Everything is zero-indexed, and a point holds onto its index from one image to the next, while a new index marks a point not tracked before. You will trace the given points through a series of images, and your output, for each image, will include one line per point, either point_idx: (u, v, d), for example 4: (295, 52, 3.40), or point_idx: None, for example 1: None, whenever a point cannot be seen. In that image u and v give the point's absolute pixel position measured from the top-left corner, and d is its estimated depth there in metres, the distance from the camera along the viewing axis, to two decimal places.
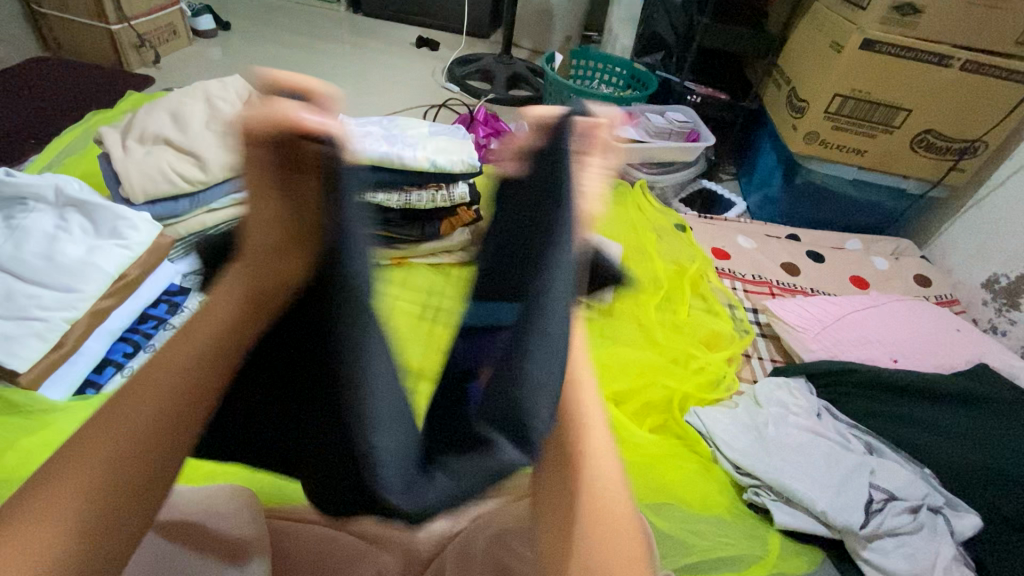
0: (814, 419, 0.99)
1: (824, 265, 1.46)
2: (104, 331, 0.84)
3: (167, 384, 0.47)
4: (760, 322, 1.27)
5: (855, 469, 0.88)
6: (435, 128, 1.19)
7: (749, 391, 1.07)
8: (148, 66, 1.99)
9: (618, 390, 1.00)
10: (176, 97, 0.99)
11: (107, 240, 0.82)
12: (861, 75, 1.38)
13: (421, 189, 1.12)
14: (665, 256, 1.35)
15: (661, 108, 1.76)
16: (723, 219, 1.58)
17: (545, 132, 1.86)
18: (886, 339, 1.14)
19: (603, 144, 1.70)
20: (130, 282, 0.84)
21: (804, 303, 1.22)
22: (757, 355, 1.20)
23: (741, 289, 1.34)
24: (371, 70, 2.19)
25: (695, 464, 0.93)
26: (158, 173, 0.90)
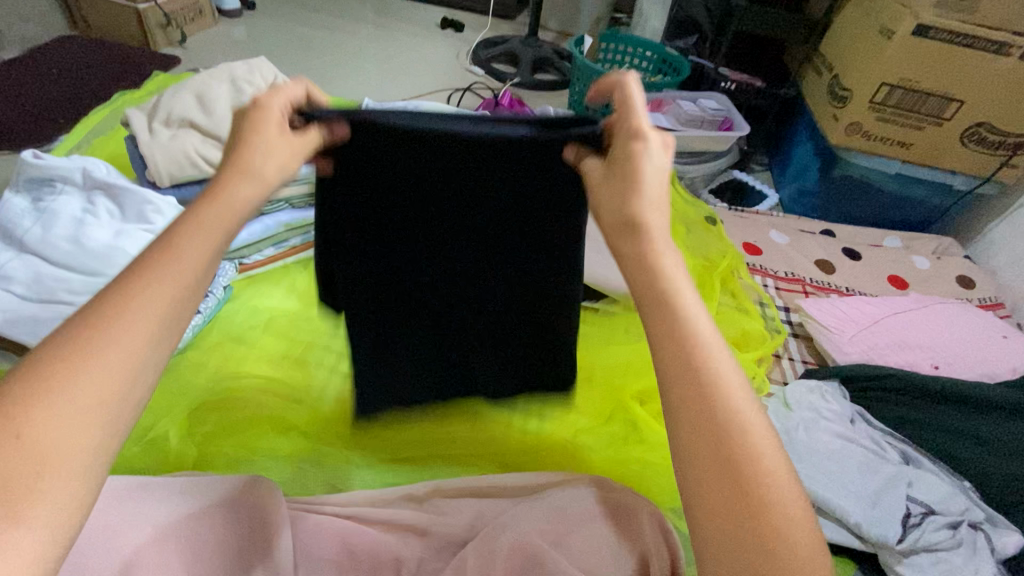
0: (846, 426, 0.96)
1: (859, 263, 1.40)
2: None
3: (114, 342, 0.37)
4: (791, 321, 1.22)
5: (890, 480, 0.85)
6: (461, 113, 1.14)
7: (778, 392, 1.04)
8: (174, 45, 1.98)
9: (642, 389, 0.98)
10: (201, 80, 0.98)
11: (133, 224, 0.81)
12: (911, 62, 1.30)
13: None
14: (694, 249, 1.31)
15: (692, 95, 1.70)
16: (754, 212, 1.53)
17: (571, 118, 1.82)
18: (926, 343, 1.09)
19: (632, 132, 1.66)
20: None
21: (839, 303, 1.17)
22: (788, 356, 1.15)
23: (773, 286, 1.30)
24: (396, 51, 2.16)
25: None
26: (181, 155, 0.88)
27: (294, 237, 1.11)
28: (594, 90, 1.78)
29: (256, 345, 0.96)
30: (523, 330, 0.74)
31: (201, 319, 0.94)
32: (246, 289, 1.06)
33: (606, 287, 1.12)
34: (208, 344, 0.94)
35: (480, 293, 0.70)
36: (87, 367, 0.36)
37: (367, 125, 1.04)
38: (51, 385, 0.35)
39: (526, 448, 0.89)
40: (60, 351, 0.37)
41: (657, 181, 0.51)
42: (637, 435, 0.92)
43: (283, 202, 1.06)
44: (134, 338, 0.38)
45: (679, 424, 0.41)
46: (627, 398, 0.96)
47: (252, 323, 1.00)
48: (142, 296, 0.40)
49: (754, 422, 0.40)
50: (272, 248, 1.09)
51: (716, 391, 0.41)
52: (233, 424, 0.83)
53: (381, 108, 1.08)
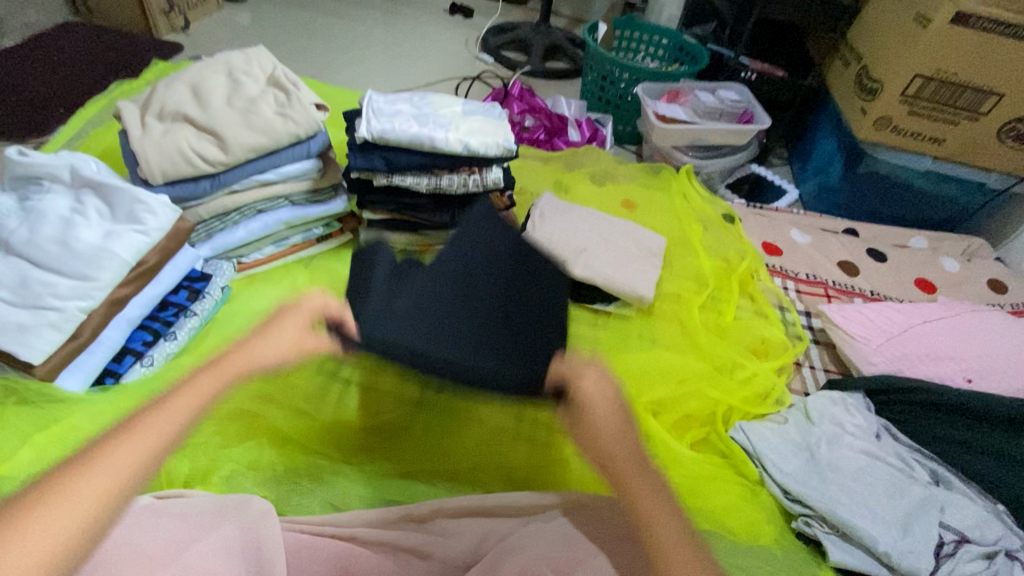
0: (872, 441, 0.91)
1: (885, 265, 1.34)
2: (123, 320, 0.80)
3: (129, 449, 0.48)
4: (812, 327, 1.17)
5: (921, 505, 0.80)
6: (469, 105, 1.08)
7: (800, 403, 0.99)
8: (176, 31, 1.93)
9: (655, 398, 0.93)
10: (197, 71, 0.94)
11: (124, 224, 0.78)
12: (947, 53, 1.23)
13: (453, 173, 1.04)
14: (710, 250, 1.26)
15: (710, 86, 1.63)
16: (773, 210, 1.46)
17: (584, 108, 1.75)
18: (957, 354, 1.03)
19: (647, 124, 1.59)
20: (148, 269, 0.81)
21: (866, 309, 1.11)
22: (809, 363, 1.10)
23: (793, 289, 1.24)
24: (403, 37, 2.10)
25: (745, 489, 0.85)
26: (175, 152, 0.84)
27: (296, 235, 1.07)
28: (608, 79, 1.71)
29: None
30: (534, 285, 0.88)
31: (198, 322, 0.90)
32: (245, 289, 1.02)
33: (618, 291, 1.08)
34: (204, 348, 0.91)
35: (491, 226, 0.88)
36: (73, 486, 0.45)
37: (370, 118, 0.97)
38: (78, 475, 0.46)
39: (547, 466, 0.84)
40: (91, 452, 0.48)
41: (611, 423, 0.65)
42: (650, 449, 0.88)
43: (284, 199, 1.00)
44: (135, 447, 0.49)
45: (644, 518, 0.60)
46: (639, 410, 0.92)
47: (250, 325, 0.96)
48: (164, 415, 0.51)
49: (674, 530, 0.59)
50: (272, 246, 1.05)
51: (644, 511, 0.60)
52: (228, 437, 0.79)
53: (386, 100, 1.02)
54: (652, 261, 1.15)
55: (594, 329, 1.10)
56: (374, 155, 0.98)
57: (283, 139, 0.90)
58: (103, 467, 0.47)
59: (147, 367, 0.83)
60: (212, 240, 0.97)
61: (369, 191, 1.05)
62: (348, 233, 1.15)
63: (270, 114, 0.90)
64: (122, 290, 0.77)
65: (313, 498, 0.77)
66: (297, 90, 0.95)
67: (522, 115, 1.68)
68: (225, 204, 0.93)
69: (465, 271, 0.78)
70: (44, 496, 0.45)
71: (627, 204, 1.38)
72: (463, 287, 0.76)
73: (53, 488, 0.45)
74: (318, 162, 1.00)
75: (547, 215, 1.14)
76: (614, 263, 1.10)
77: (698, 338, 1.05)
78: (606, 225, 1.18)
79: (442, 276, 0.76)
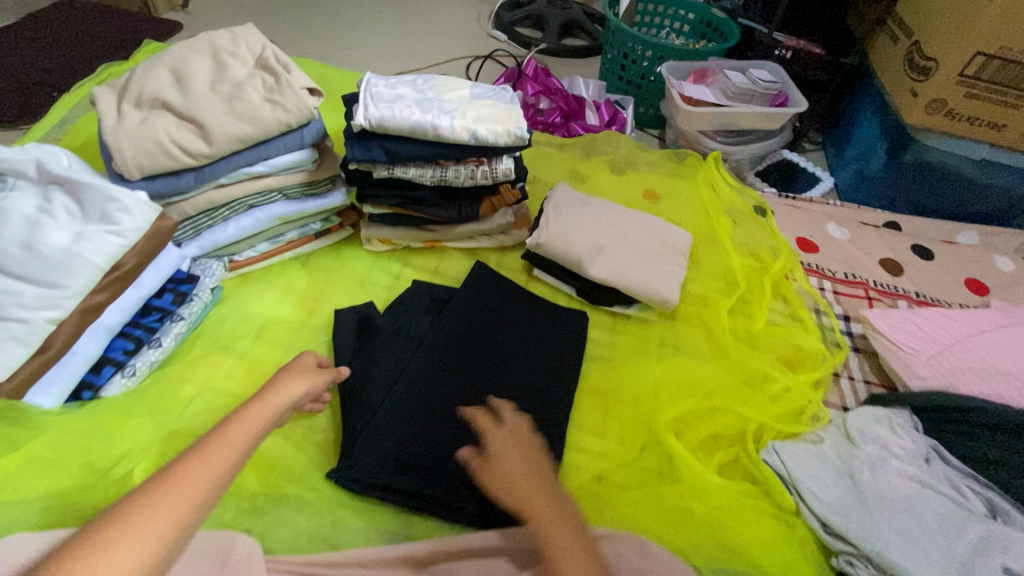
0: (922, 467, 0.82)
1: (931, 263, 1.22)
2: (100, 328, 0.74)
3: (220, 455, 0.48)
4: (852, 333, 1.07)
5: (977, 548, 0.71)
6: (478, 88, 0.98)
7: (839, 420, 0.89)
8: (176, 10, 1.84)
9: (677, 414, 0.86)
10: (178, 53, 0.85)
11: (96, 225, 0.71)
12: (1014, 26, 1.11)
13: (460, 164, 0.95)
14: (741, 246, 1.17)
15: (741, 64, 1.51)
16: (808, 201, 1.35)
17: (603, 89, 1.63)
18: (1017, 369, 0.92)
19: (672, 106, 1.47)
20: (127, 272, 0.74)
21: (913, 317, 1.00)
22: (848, 374, 1.01)
23: (830, 291, 1.14)
24: (412, 14, 1.98)
25: (780, 523, 0.76)
26: (152, 143, 0.76)
27: (291, 230, 0.99)
28: (629, 58, 1.59)
29: (245, 356, 0.86)
30: (542, 362, 0.90)
31: (185, 327, 0.84)
32: (238, 289, 0.95)
33: (638, 293, 0.99)
34: (192, 356, 0.84)
35: (494, 376, 0.85)
36: (173, 495, 0.43)
37: (368, 104, 0.88)
38: (168, 484, 0.44)
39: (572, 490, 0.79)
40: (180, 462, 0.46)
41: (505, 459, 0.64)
42: (673, 473, 0.80)
43: (277, 193, 0.92)
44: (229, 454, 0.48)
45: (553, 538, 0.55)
46: (661, 427, 0.84)
47: (241, 330, 0.89)
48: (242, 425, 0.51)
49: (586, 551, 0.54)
50: (266, 243, 0.97)
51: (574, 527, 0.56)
52: None
53: (386, 83, 0.93)
54: (678, 260, 1.05)
55: (613, 334, 1.01)
56: (373, 145, 0.90)
57: (272, 128, 0.82)
58: (200, 472, 0.46)
59: (129, 378, 0.77)
60: (200, 238, 0.90)
61: (369, 184, 0.97)
62: (349, 228, 1.07)
63: (257, 100, 0.82)
64: (96, 297, 0.71)
65: (298, 525, 0.68)
66: (288, 74, 0.86)
67: (536, 97, 1.58)
68: (213, 199, 0.86)
69: (467, 387, 0.83)
70: (138, 506, 0.42)
71: (649, 195, 1.28)
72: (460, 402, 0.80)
73: (148, 500, 0.42)
74: (313, 152, 0.91)
75: (559, 211, 1.06)
76: (635, 262, 1.01)
77: (716, 344, 0.98)
78: (626, 220, 1.08)
79: (447, 396, 0.80)
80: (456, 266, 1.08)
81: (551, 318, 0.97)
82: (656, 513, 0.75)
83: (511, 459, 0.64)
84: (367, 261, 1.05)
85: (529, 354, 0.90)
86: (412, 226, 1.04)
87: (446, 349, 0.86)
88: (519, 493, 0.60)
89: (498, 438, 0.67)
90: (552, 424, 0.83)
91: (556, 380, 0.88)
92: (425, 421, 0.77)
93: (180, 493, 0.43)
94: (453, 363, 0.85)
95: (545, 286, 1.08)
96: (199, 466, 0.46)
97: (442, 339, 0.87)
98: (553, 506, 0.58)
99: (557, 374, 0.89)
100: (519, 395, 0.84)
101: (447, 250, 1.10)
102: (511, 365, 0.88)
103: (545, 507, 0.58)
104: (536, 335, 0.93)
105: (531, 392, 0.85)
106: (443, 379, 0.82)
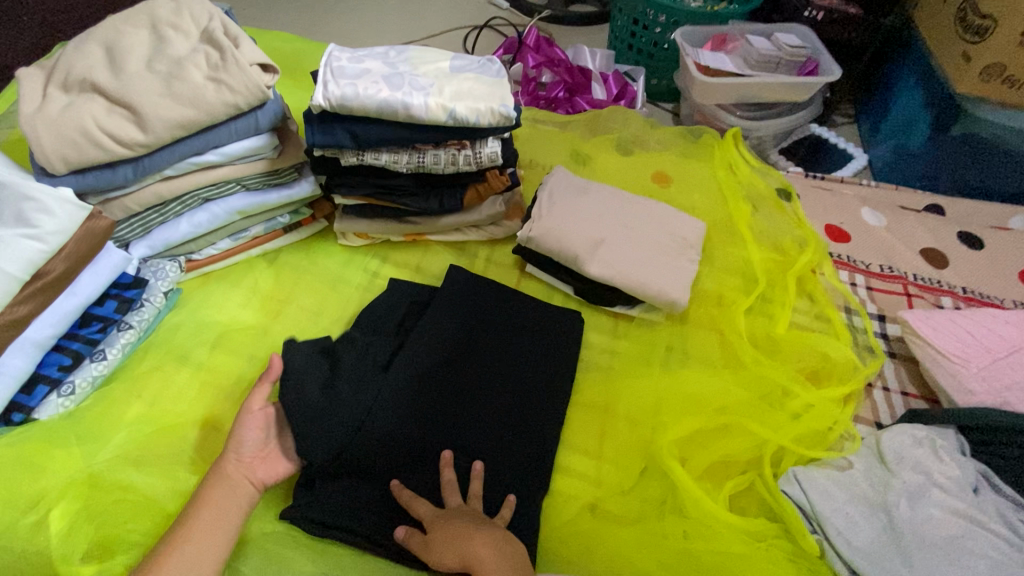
0: (971, 501, 0.70)
1: (981, 253, 1.07)
2: (26, 343, 0.65)
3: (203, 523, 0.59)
4: (888, 336, 0.94)
5: None
6: (460, 60, 0.86)
7: (871, 441, 0.78)
8: None
9: (682, 435, 0.76)
10: (113, 28, 0.76)
11: (11, 228, 0.62)
12: None
13: (439, 148, 0.84)
14: (763, 236, 1.04)
15: (767, 28, 1.35)
16: (839, 182, 1.20)
17: (611, 59, 1.48)
18: None
19: (687, 77, 1.32)
20: (55, 279, 0.66)
21: (961, 319, 0.87)
22: (882, 384, 0.88)
23: (863, 286, 1.01)
24: None
25: (798, 568, 0.67)
26: (77, 132, 0.67)
27: (256, 225, 0.89)
28: (640, 24, 1.43)
29: (201, 366, 0.77)
30: (533, 374, 0.80)
31: (134, 337, 0.76)
32: (197, 291, 0.86)
33: (642, 294, 0.87)
34: (143, 367, 0.76)
35: (475, 397, 0.76)
36: (188, 537, 0.58)
37: (328, 81, 0.77)
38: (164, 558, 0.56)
39: (562, 522, 0.70)
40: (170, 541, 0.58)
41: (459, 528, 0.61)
42: (677, 504, 0.71)
43: (235, 183, 0.82)
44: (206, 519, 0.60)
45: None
46: (665, 449, 0.74)
47: (198, 337, 0.80)
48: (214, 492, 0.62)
49: None
50: (228, 239, 0.88)
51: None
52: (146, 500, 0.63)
53: (352, 56, 0.81)
54: (690, 255, 0.93)
55: (614, 339, 0.90)
56: (337, 128, 0.79)
57: (218, 111, 0.72)
58: (200, 526, 0.59)
59: (66, 398, 0.69)
60: (150, 237, 0.81)
61: (338, 172, 0.86)
62: (322, 220, 0.97)
63: (199, 79, 0.71)
64: (16, 311, 0.63)
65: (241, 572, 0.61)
66: (236, 48, 0.75)
67: (538, 70, 1.43)
68: (160, 193, 0.77)
69: (448, 409, 0.75)
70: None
71: (658, 178, 1.15)
72: (438, 428, 0.73)
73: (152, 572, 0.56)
74: (272, 137, 0.81)
75: (553, 200, 0.94)
76: (639, 258, 0.89)
77: (731, 351, 0.87)
78: (629, 208, 0.96)
79: (424, 420, 0.73)
80: (441, 262, 0.97)
81: (544, 320, 0.87)
82: (653, 553, 0.66)
83: (444, 522, 0.62)
84: (342, 258, 0.95)
85: (517, 367, 0.80)
86: (390, 218, 0.93)
87: (428, 363, 0.78)
88: (465, 549, 0.60)
89: (431, 507, 0.64)
90: (540, 449, 0.74)
91: (547, 400, 0.78)
92: (397, 454, 0.70)
93: (192, 545, 0.58)
94: (434, 380, 0.76)
95: (540, 284, 0.97)
96: (201, 512, 0.60)
97: (422, 349, 0.79)
98: (492, 551, 0.60)
99: (550, 390, 0.80)
100: (505, 417, 0.75)
101: (431, 244, 0.99)
102: (497, 379, 0.79)
103: (486, 553, 0.59)
104: (526, 345, 0.83)
105: (519, 413, 0.76)
106: (421, 400, 0.74)
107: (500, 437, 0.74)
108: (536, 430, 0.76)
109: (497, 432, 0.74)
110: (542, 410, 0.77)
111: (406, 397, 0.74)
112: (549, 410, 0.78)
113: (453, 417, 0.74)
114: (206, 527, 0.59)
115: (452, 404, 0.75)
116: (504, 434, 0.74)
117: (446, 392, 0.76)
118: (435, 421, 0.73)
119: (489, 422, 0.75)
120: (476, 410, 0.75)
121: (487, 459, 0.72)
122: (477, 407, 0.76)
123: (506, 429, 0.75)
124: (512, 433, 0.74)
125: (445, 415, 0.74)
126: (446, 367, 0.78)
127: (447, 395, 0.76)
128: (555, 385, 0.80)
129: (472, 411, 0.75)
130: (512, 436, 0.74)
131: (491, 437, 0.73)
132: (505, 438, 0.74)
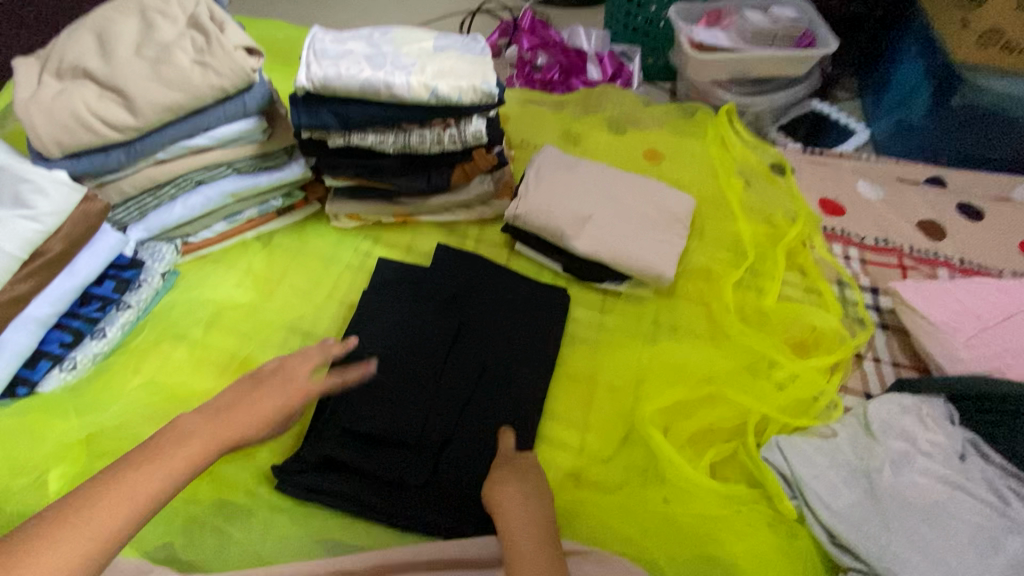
0: (954, 466, 0.69)
1: (980, 223, 1.05)
2: (28, 320, 0.69)
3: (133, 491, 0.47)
4: (880, 308, 0.93)
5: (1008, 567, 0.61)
6: (444, 39, 0.87)
7: (858, 410, 0.77)
8: None
9: (664, 405, 0.77)
10: (106, 16, 0.78)
11: (10, 210, 0.66)
12: None
13: (424, 127, 0.85)
14: (754, 210, 1.04)
15: (763, 2, 1.32)
16: (836, 155, 1.18)
17: (606, 39, 1.45)
18: None
19: (681, 55, 1.31)
20: (54, 258, 0.69)
21: (954, 289, 0.86)
22: (873, 355, 0.88)
23: (856, 259, 1.00)
24: None
25: (777, 534, 0.67)
26: (70, 117, 0.70)
27: (249, 208, 0.91)
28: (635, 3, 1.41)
29: (197, 343, 0.80)
30: (516, 349, 0.82)
31: (133, 316, 0.78)
32: (193, 273, 0.89)
33: (628, 268, 0.88)
34: (141, 343, 0.79)
35: (458, 368, 0.78)
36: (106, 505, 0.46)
37: (312, 63, 0.79)
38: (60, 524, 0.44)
39: None
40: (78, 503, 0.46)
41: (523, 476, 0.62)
42: (658, 472, 0.72)
43: (226, 166, 0.84)
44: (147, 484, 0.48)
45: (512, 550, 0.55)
46: (647, 419, 0.75)
47: (193, 315, 0.83)
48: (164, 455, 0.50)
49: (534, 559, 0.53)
50: (222, 223, 0.90)
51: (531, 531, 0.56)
52: None
53: (335, 38, 0.83)
54: (677, 230, 0.93)
55: (602, 314, 0.91)
56: (322, 109, 0.81)
57: (204, 94, 0.74)
58: (135, 487, 0.47)
59: (67, 372, 0.72)
60: (146, 220, 0.84)
61: (325, 153, 0.88)
62: (315, 203, 0.98)
63: (186, 63, 0.74)
64: (17, 288, 0.66)
65: (233, 536, 0.64)
66: (221, 33, 0.77)
67: (533, 52, 1.42)
68: (153, 176, 0.79)
69: (430, 383, 0.75)
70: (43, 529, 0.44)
71: (650, 155, 1.14)
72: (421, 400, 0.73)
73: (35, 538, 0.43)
74: (260, 120, 0.82)
75: (541, 179, 0.94)
76: (625, 234, 0.90)
77: (717, 323, 0.88)
78: (617, 185, 0.96)
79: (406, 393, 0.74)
80: (431, 242, 0.99)
81: (532, 295, 0.88)
82: (630, 517, 0.67)
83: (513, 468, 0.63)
84: (333, 241, 0.97)
85: (500, 343, 0.82)
86: (379, 199, 0.95)
87: (411, 340, 0.79)
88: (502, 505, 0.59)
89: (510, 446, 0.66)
90: (523, 421, 0.75)
91: (530, 374, 0.79)
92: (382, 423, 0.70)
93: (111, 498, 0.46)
94: (417, 354, 0.78)
95: (529, 262, 0.98)
96: (140, 469, 0.48)
97: (404, 327, 0.80)
98: (517, 498, 0.59)
99: (533, 363, 0.81)
100: (486, 389, 0.77)
101: (421, 224, 1.01)
102: (480, 355, 0.80)
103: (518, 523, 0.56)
104: (511, 319, 0.84)
105: (500, 384, 0.78)
106: (405, 374, 0.75)
107: (481, 410, 0.75)
108: (518, 401, 0.77)
109: (477, 404, 0.76)
110: (525, 382, 0.79)
111: (389, 372, 0.75)
112: (532, 383, 0.79)
113: (435, 390, 0.75)
114: (130, 488, 0.47)
115: (434, 377, 0.76)
116: (485, 406, 0.76)
117: (429, 365, 0.77)
118: (418, 393, 0.74)
119: (468, 395, 0.76)
120: (457, 385, 0.76)
121: (469, 430, 0.73)
122: (458, 380, 0.77)
123: (489, 402, 0.76)
124: (494, 406, 0.76)
125: (427, 388, 0.75)
126: (430, 340, 0.79)
127: (430, 368, 0.77)
128: (539, 358, 0.82)
129: (454, 385, 0.76)
130: (494, 409, 0.76)
131: (470, 410, 0.75)
132: (486, 410, 0.76)
